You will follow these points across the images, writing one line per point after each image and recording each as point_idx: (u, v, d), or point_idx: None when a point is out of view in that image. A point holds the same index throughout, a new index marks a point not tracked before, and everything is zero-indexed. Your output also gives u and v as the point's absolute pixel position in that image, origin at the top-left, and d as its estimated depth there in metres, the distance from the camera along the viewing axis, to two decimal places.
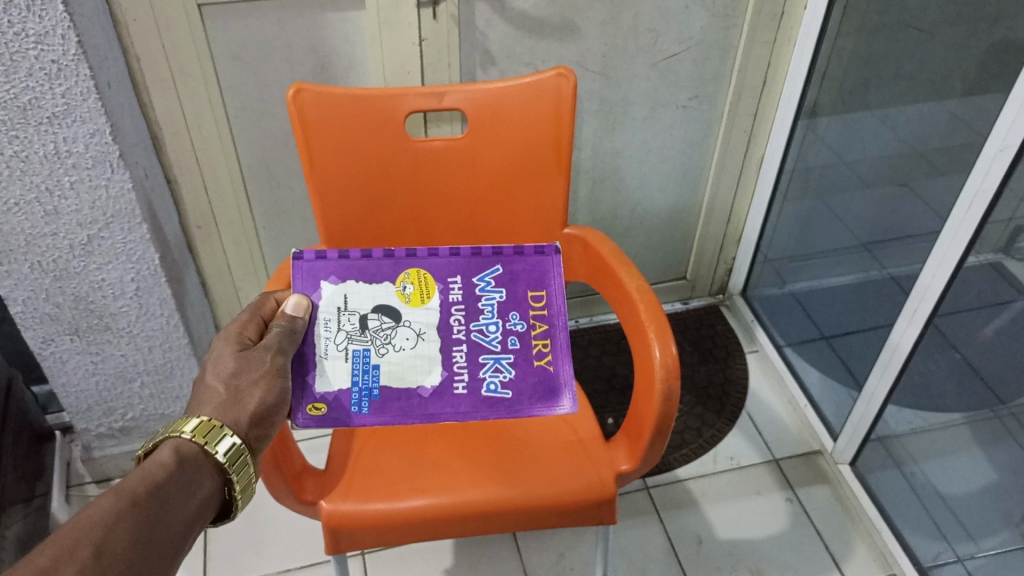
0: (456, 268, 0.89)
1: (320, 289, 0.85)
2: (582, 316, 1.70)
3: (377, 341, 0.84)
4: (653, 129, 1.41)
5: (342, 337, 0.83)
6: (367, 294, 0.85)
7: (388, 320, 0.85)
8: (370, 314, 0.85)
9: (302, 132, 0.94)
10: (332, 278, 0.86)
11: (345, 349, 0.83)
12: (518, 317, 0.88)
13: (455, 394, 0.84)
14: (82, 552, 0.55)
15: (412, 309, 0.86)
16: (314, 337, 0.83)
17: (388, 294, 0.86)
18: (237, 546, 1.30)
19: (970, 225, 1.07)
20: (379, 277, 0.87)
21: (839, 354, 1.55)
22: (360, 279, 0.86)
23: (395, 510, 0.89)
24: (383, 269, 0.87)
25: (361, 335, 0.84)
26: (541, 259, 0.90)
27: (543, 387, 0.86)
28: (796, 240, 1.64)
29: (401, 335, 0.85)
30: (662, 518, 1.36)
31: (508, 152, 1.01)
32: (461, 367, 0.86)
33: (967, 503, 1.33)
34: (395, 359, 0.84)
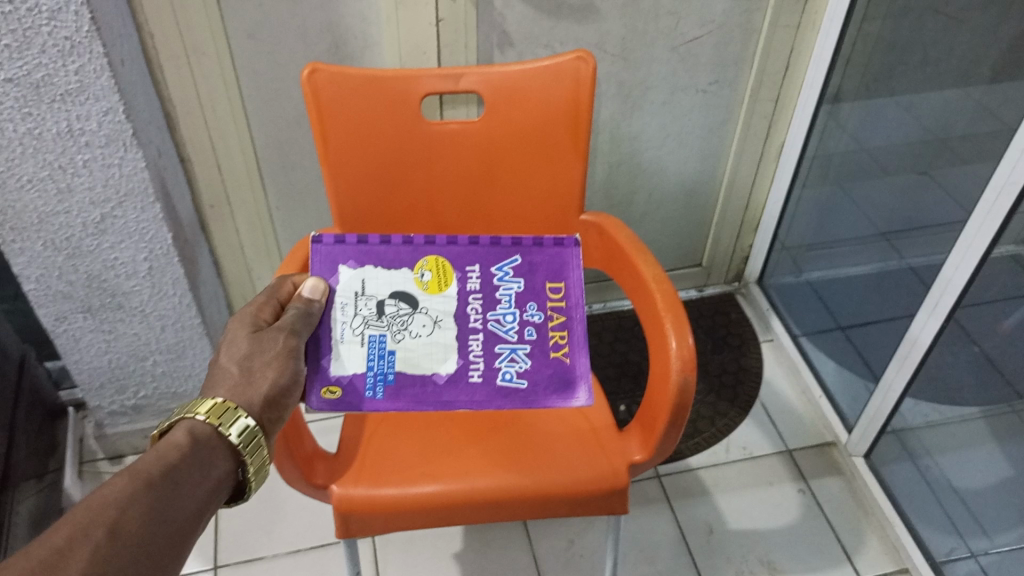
0: (475, 257, 0.89)
1: (338, 275, 0.85)
2: (595, 302, 1.69)
3: (394, 327, 0.83)
4: (672, 113, 1.39)
5: (359, 322, 0.83)
6: (384, 281, 0.85)
7: (405, 306, 0.84)
8: (387, 299, 0.84)
9: (315, 113, 0.93)
10: (350, 263, 0.85)
11: (361, 333, 0.82)
12: (535, 308, 0.87)
13: (470, 381, 0.83)
14: (96, 531, 0.55)
15: (429, 296, 0.86)
16: (330, 321, 0.82)
17: (405, 281, 0.86)
18: (248, 525, 1.30)
19: (995, 217, 1.05)
20: (398, 264, 0.87)
21: (855, 345, 1.54)
22: (377, 265, 0.86)
23: (406, 496, 0.88)
24: (401, 255, 0.87)
25: (378, 320, 0.83)
26: (560, 250, 0.90)
27: (558, 378, 0.84)
28: (815, 228, 1.62)
29: (418, 322, 0.84)
30: (673, 507, 1.35)
31: (524, 136, 0.99)
32: (477, 355, 0.85)
33: (981, 497, 1.32)
34: (411, 346, 0.83)
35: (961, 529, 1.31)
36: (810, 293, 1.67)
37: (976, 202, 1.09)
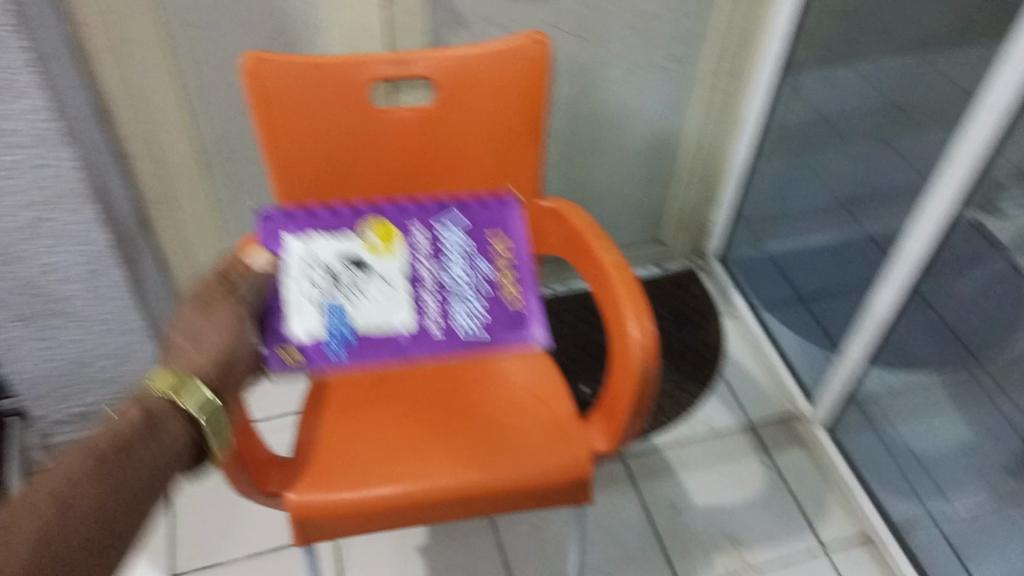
0: (418, 216, 0.96)
1: (286, 245, 0.91)
2: (557, 283, 1.67)
3: (347, 291, 0.90)
4: (631, 89, 1.36)
5: (312, 285, 0.89)
6: (332, 246, 0.92)
7: (356, 270, 0.91)
8: (338, 263, 0.91)
9: (259, 105, 0.89)
10: (299, 234, 0.92)
11: (317, 300, 0.89)
12: (478, 262, 0.96)
13: (429, 338, 0.92)
14: (44, 509, 0.55)
15: (378, 258, 0.93)
16: (284, 286, 0.89)
17: (353, 244, 0.92)
18: (205, 529, 1.27)
19: (955, 189, 1.05)
20: (343, 229, 0.93)
21: (815, 315, 1.55)
22: (325, 233, 0.92)
23: (363, 500, 0.86)
24: (346, 221, 0.94)
25: (331, 285, 0.90)
26: (500, 207, 0.98)
27: (504, 320, 0.95)
28: (774, 200, 1.61)
29: (370, 283, 0.91)
30: (639, 487, 1.35)
31: (479, 122, 0.96)
32: (430, 310, 0.93)
33: (941, 463, 1.34)
34: (365, 304, 0.90)
35: (919, 492, 1.33)
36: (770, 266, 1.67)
37: (937, 170, 1.08)
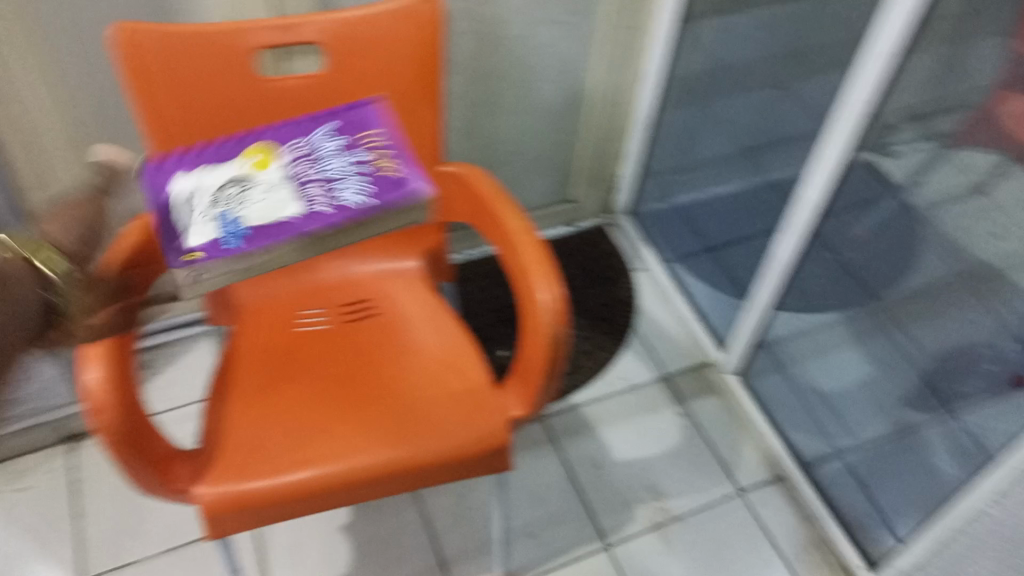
0: (291, 133, 0.88)
1: (169, 185, 0.82)
2: (469, 247, 1.66)
3: (233, 198, 0.80)
4: (528, 47, 1.34)
5: (198, 205, 0.79)
6: (214, 174, 0.83)
7: (239, 183, 0.82)
8: (223, 185, 0.81)
9: (135, 79, 0.85)
10: (181, 174, 0.83)
11: (208, 211, 0.78)
12: (360, 151, 0.86)
13: (320, 212, 0.78)
14: None
15: (259, 171, 0.83)
16: (172, 215, 0.78)
17: (235, 167, 0.84)
18: (116, 529, 1.23)
19: (848, 135, 1.10)
20: (223, 159, 0.85)
21: (720, 264, 1.58)
22: (205, 167, 0.84)
23: (278, 488, 0.82)
24: (225, 154, 0.86)
25: (217, 198, 0.80)
26: (357, 110, 0.92)
27: (392, 183, 0.83)
28: (677, 152, 1.63)
29: (256, 186, 0.81)
30: (560, 446, 1.37)
31: (371, 86, 0.94)
32: (319, 191, 0.80)
33: (844, 399, 1.36)
34: (252, 199, 0.79)
35: (827, 433, 1.38)
36: (676, 219, 1.69)
37: (830, 119, 1.13)
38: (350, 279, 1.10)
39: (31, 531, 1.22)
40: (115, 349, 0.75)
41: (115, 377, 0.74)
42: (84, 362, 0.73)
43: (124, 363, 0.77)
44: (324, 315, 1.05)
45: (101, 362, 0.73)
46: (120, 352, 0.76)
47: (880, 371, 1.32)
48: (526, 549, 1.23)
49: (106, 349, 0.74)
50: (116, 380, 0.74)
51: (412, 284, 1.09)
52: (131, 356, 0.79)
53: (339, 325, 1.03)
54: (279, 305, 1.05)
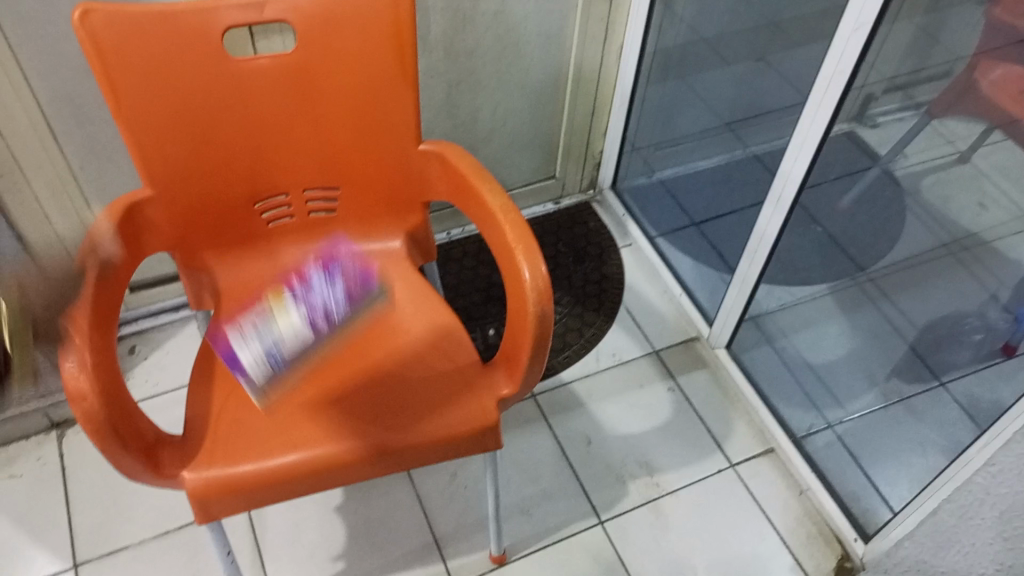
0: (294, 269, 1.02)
1: (231, 347, 0.91)
2: (453, 227, 1.65)
3: (265, 330, 0.89)
4: (505, 23, 1.32)
5: (249, 355, 0.87)
6: (250, 330, 0.91)
7: (264, 322, 0.90)
8: (256, 327, 0.90)
9: (99, 63, 0.81)
10: (228, 335, 0.93)
11: (253, 343, 0.88)
12: (343, 264, 1.02)
13: (317, 310, 0.91)
14: None
15: (279, 309, 0.92)
16: (235, 354, 0.89)
17: (264, 312, 0.93)
18: (103, 516, 1.21)
19: (828, 106, 1.06)
20: (252, 310, 0.96)
21: (709, 240, 1.59)
22: (242, 325, 0.93)
23: (266, 472, 0.81)
24: (253, 308, 0.96)
25: (254, 335, 0.89)
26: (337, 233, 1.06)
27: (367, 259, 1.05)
28: (659, 128, 1.66)
29: (276, 318, 0.90)
30: (551, 424, 1.36)
31: (345, 66, 0.92)
32: (312, 296, 0.93)
33: (833, 367, 1.41)
34: (277, 323, 0.89)
35: (819, 403, 1.39)
36: (663, 193, 1.70)
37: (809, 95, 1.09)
38: None
39: (19, 519, 1.20)
40: (91, 334, 0.74)
41: (94, 362, 0.72)
42: (61, 349, 0.71)
43: (101, 348, 0.75)
44: None
45: (79, 347, 0.72)
46: (97, 337, 0.75)
47: (866, 340, 1.42)
48: (519, 526, 1.22)
49: (83, 334, 0.72)
50: (95, 365, 0.72)
51: (395, 264, 1.06)
52: (109, 341, 0.78)
53: None
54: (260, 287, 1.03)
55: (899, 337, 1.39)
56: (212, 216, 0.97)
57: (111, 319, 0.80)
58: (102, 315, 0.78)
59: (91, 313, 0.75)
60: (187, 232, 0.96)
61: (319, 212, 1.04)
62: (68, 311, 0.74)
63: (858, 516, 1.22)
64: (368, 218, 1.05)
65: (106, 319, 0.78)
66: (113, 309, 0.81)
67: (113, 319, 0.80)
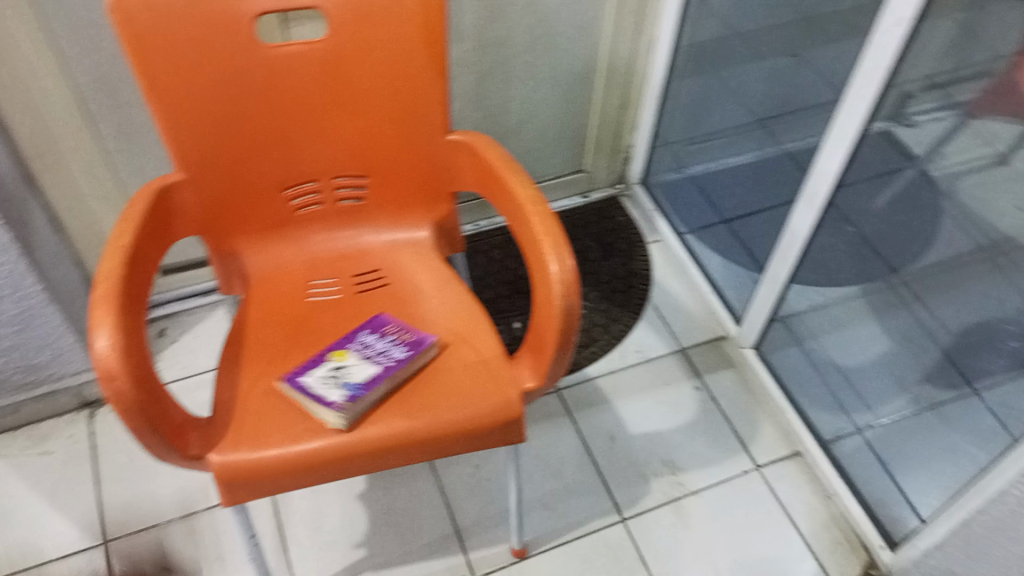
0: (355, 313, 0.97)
1: (299, 386, 0.86)
2: (481, 218, 1.66)
3: (340, 374, 0.86)
4: (536, 14, 1.31)
5: (326, 392, 0.84)
6: (318, 374, 0.86)
7: (334, 367, 0.87)
8: (324, 371, 0.87)
9: (133, 46, 0.82)
10: (294, 384, 0.86)
11: (330, 384, 0.85)
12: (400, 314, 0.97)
13: (394, 353, 0.89)
14: None
15: (345, 356, 0.89)
16: (306, 397, 0.84)
17: (329, 360, 0.88)
18: (130, 496, 1.23)
19: (867, 101, 1.04)
20: (313, 366, 0.88)
21: (737, 236, 1.57)
22: (309, 376, 0.86)
23: (291, 457, 0.81)
24: (313, 363, 0.88)
25: (327, 378, 0.86)
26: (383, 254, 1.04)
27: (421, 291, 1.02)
28: (691, 123, 1.64)
29: (348, 365, 0.87)
30: (574, 419, 1.35)
31: (376, 54, 0.91)
32: (381, 344, 0.91)
33: (862, 371, 1.39)
34: (353, 366, 0.87)
35: (846, 407, 1.38)
36: (692, 189, 1.68)
37: (845, 90, 1.08)
38: (360, 248, 1.06)
39: (49, 496, 1.22)
40: (122, 314, 0.74)
41: (125, 342, 0.73)
42: (93, 329, 0.72)
43: (132, 329, 0.76)
44: (335, 283, 1.02)
45: (111, 328, 0.72)
46: (128, 317, 0.75)
47: (897, 343, 1.38)
48: (540, 520, 1.22)
49: (114, 314, 0.73)
50: (127, 346, 0.73)
51: (422, 254, 1.06)
52: (140, 321, 0.78)
53: (349, 295, 1.01)
54: (288, 273, 1.03)
55: (931, 340, 1.35)
56: (241, 202, 0.97)
57: (142, 300, 0.81)
58: (133, 295, 0.78)
59: (123, 292, 0.76)
60: (217, 217, 0.97)
61: (348, 199, 1.03)
62: (100, 292, 0.75)
63: (885, 523, 1.20)
64: (397, 207, 1.05)
65: (137, 300, 0.79)
66: (145, 290, 0.82)
67: (144, 300, 0.81)
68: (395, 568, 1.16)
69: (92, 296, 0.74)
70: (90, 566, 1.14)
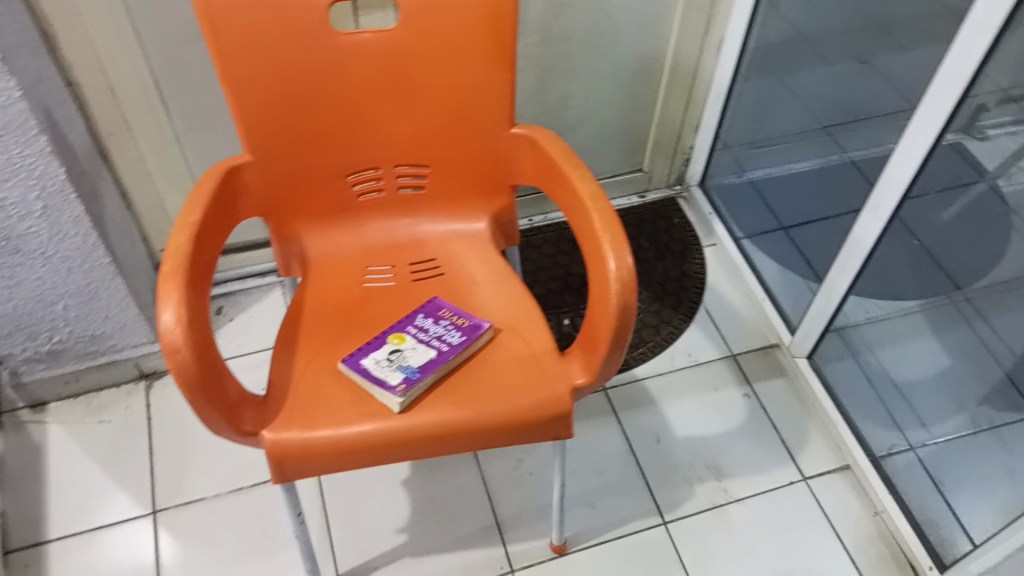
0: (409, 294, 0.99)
1: (359, 368, 0.88)
2: (535, 214, 1.66)
3: (399, 358, 0.88)
4: (604, 11, 1.31)
5: (385, 375, 0.86)
6: (378, 356, 0.89)
7: (393, 350, 0.89)
8: (384, 354, 0.89)
9: (209, 28, 0.84)
10: (354, 364, 0.88)
11: (389, 367, 0.87)
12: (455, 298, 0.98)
13: (450, 338, 0.91)
14: None
15: (403, 341, 0.91)
16: (366, 377, 0.87)
17: (388, 343, 0.91)
18: (182, 466, 1.26)
19: (942, 110, 1.01)
20: (374, 348, 0.90)
21: (796, 244, 1.55)
22: (369, 358, 0.89)
23: (342, 439, 0.82)
24: (374, 344, 0.91)
25: (387, 361, 0.88)
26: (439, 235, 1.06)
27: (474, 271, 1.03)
28: (754, 126, 1.62)
29: (408, 349, 0.90)
30: (619, 419, 1.35)
31: (444, 44, 0.92)
32: (438, 329, 0.92)
33: (919, 388, 1.36)
34: (412, 350, 0.89)
35: (899, 422, 1.34)
36: (751, 194, 1.66)
37: (920, 98, 1.05)
38: (416, 236, 1.07)
39: (105, 463, 1.26)
40: (188, 289, 0.76)
41: (189, 317, 0.75)
42: (160, 302, 0.74)
43: (197, 303, 0.78)
44: (391, 270, 1.03)
45: (176, 302, 0.75)
46: (193, 292, 0.77)
47: (956, 361, 1.36)
48: (581, 518, 1.22)
49: (180, 289, 0.75)
50: (191, 321, 0.75)
51: (478, 245, 1.06)
52: (203, 296, 0.80)
53: (404, 282, 1.02)
54: (346, 259, 1.04)
55: (993, 360, 1.33)
56: (304, 187, 0.99)
57: (206, 276, 0.83)
58: (198, 271, 0.80)
59: (189, 268, 0.78)
60: (279, 200, 0.98)
61: (408, 188, 1.04)
62: (168, 266, 0.77)
63: (935, 543, 1.18)
64: (456, 198, 1.06)
65: (202, 276, 0.81)
66: (209, 267, 0.84)
67: (209, 276, 0.83)
68: (435, 556, 1.17)
69: (160, 270, 0.76)
70: (140, 535, 1.17)
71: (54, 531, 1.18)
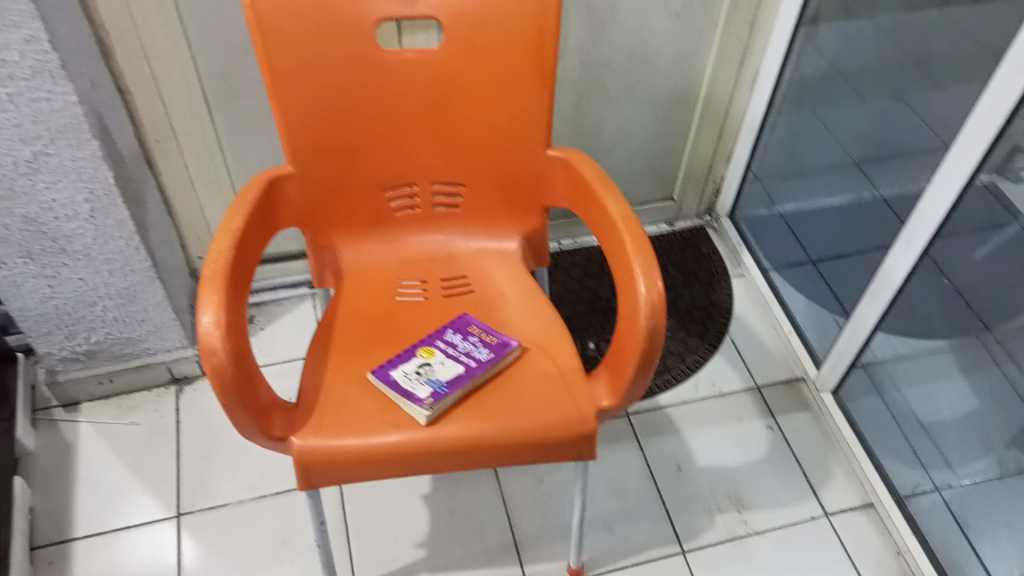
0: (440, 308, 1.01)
1: (388, 380, 0.89)
2: (564, 237, 1.68)
3: (427, 372, 0.90)
4: (642, 38, 1.33)
5: (413, 387, 0.87)
6: (407, 368, 0.90)
7: (422, 364, 0.91)
8: (413, 367, 0.90)
9: (260, 42, 0.87)
10: (384, 375, 0.90)
11: (417, 379, 0.89)
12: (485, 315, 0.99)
13: (479, 354, 0.92)
14: None
15: (432, 355, 0.92)
16: (394, 389, 0.88)
17: (418, 357, 0.92)
18: (209, 468, 1.28)
19: (977, 146, 1.01)
20: (403, 360, 0.92)
21: (824, 277, 1.54)
22: (398, 370, 0.90)
23: (368, 448, 0.84)
24: (404, 356, 0.92)
25: (415, 374, 0.89)
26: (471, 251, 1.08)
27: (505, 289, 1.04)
28: (786, 159, 1.62)
29: (436, 363, 0.91)
30: (641, 444, 1.35)
31: (485, 64, 0.94)
32: (467, 345, 0.94)
33: (946, 428, 1.35)
34: (440, 365, 0.90)
35: (925, 461, 1.33)
36: (781, 226, 1.66)
37: (956, 135, 1.05)
38: (448, 252, 1.09)
39: (132, 463, 1.28)
40: (227, 293, 0.78)
41: (227, 321, 0.77)
42: (200, 305, 0.76)
43: (235, 308, 0.80)
44: (422, 285, 1.05)
45: (215, 305, 0.77)
46: (232, 296, 0.79)
47: (983, 403, 1.34)
48: (599, 541, 1.22)
49: (219, 293, 0.77)
50: (229, 324, 0.77)
51: (508, 264, 1.08)
52: (242, 301, 0.82)
53: (434, 297, 1.04)
54: (378, 271, 1.06)
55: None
56: (343, 199, 1.01)
57: (245, 281, 0.85)
58: (238, 276, 0.82)
59: (230, 272, 0.80)
60: (318, 211, 1.01)
61: (442, 205, 1.07)
62: (209, 271, 0.79)
63: None
64: (489, 217, 1.08)
65: (242, 281, 0.83)
66: (249, 272, 0.86)
67: (248, 281, 0.85)
68: (452, 572, 1.17)
69: (201, 274, 0.79)
70: (164, 536, 1.19)
71: (80, 528, 1.20)
